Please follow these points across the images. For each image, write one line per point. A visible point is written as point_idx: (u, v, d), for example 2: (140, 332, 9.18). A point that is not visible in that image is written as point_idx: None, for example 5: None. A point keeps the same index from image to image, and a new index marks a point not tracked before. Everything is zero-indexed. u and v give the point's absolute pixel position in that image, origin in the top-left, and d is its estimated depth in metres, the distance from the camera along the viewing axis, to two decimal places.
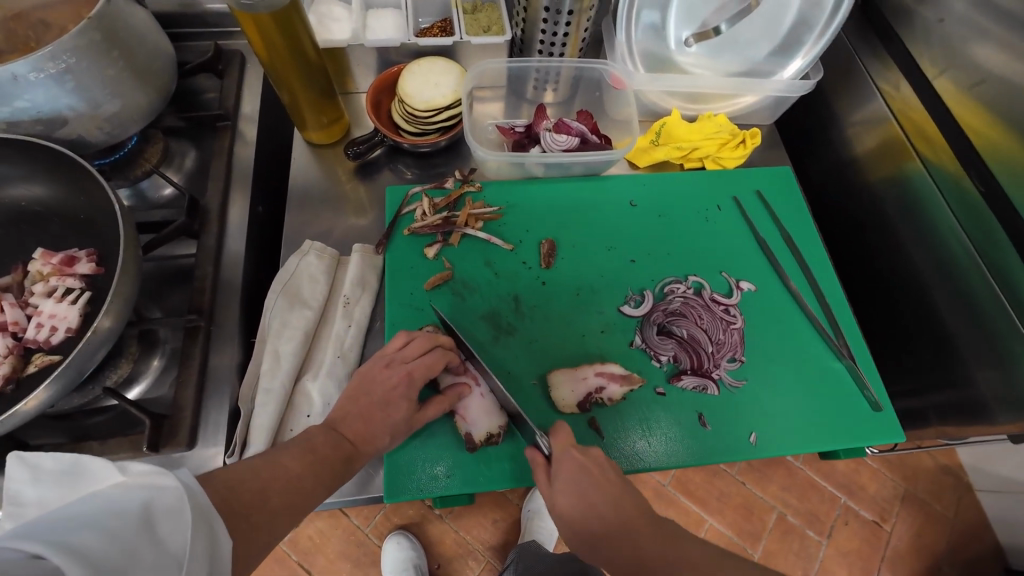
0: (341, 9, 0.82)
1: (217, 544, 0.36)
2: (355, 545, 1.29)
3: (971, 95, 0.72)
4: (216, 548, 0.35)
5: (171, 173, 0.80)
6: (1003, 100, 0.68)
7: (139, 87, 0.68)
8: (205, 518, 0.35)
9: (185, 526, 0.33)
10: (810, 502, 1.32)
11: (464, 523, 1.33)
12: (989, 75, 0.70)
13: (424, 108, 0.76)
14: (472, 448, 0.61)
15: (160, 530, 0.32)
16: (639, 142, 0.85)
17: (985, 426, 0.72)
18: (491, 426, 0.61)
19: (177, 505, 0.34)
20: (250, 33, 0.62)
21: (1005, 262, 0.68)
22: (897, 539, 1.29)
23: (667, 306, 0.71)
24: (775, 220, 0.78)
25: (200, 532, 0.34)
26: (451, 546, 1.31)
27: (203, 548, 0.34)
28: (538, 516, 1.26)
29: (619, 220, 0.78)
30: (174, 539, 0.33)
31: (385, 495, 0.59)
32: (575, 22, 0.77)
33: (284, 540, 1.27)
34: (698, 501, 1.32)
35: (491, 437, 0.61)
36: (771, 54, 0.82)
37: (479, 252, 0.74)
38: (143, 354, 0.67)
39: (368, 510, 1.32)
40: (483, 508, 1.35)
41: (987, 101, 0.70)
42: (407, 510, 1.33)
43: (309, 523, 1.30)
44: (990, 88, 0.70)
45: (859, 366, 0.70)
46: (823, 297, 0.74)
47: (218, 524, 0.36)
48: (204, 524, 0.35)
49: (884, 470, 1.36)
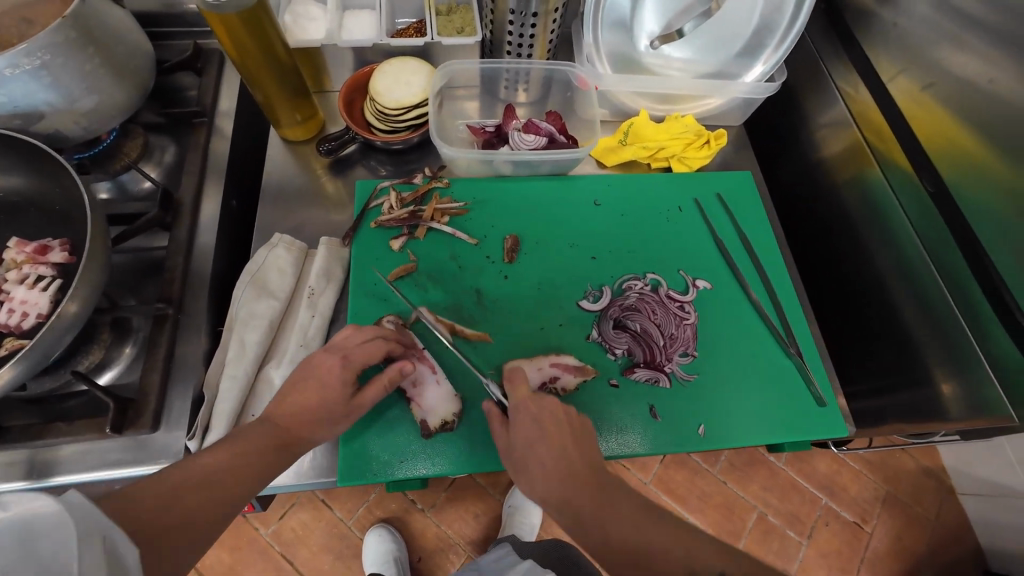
0: (317, 9, 0.84)
1: (116, 553, 0.36)
2: (338, 538, 1.31)
3: (925, 96, 0.75)
4: (117, 554, 0.36)
5: (150, 167, 0.83)
6: (957, 97, 0.71)
7: (116, 84, 0.70)
8: (97, 531, 0.35)
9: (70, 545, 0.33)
10: (790, 502, 1.33)
11: (446, 517, 1.35)
12: (940, 77, 0.73)
13: (393, 107, 0.78)
14: (427, 433, 0.63)
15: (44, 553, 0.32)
16: (607, 141, 0.86)
17: (936, 424, 0.71)
18: (446, 414, 0.64)
19: (56, 530, 0.33)
20: (219, 32, 0.64)
21: (952, 262, 0.70)
22: (877, 540, 1.30)
23: (624, 301, 0.73)
24: (734, 222, 0.82)
25: (91, 546, 0.34)
26: (432, 540, 1.33)
27: (99, 558, 0.34)
28: (519, 511, 1.27)
29: (582, 218, 0.81)
30: (57, 563, 0.32)
31: (338, 479, 0.61)
32: (541, 24, 0.79)
33: (268, 530, 1.30)
34: (678, 499, 1.33)
35: (445, 424, 0.64)
36: (736, 57, 0.84)
37: (444, 247, 0.76)
38: (115, 341, 0.69)
39: (352, 502, 1.35)
40: (466, 502, 1.37)
41: (941, 100, 0.73)
42: (390, 504, 1.35)
43: (294, 515, 1.32)
44: (940, 90, 0.73)
45: (807, 363, 0.73)
46: (776, 295, 0.77)
47: (116, 531, 0.36)
48: (96, 538, 0.35)
49: (866, 471, 1.37)
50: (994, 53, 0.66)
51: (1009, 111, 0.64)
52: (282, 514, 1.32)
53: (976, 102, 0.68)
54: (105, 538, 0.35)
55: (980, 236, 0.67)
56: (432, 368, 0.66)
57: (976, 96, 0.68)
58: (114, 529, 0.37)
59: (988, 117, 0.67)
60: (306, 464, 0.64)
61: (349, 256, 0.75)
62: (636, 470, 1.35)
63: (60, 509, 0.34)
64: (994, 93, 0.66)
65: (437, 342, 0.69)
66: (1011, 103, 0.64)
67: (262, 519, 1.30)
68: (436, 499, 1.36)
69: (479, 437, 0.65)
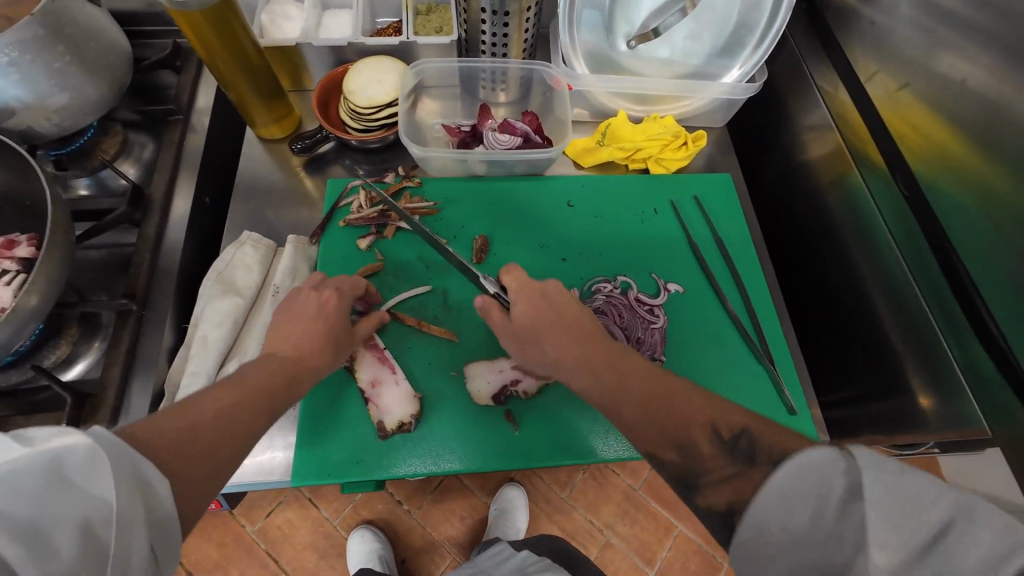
0: (295, 9, 0.84)
1: (150, 486, 0.35)
2: (323, 537, 1.31)
3: (899, 97, 0.74)
4: (151, 487, 0.35)
5: (127, 163, 0.83)
6: (934, 94, 0.69)
7: (89, 80, 0.71)
8: (129, 467, 0.34)
9: (102, 478, 0.33)
10: None
11: (432, 519, 1.34)
12: (913, 77, 0.72)
13: (366, 105, 0.78)
14: (382, 435, 0.63)
15: (77, 485, 0.32)
16: (584, 142, 0.86)
17: (916, 436, 0.68)
18: (403, 414, 0.64)
19: (87, 463, 0.33)
20: (186, 29, 0.64)
21: (929, 269, 0.69)
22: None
23: (592, 304, 0.73)
24: (710, 225, 0.81)
25: (124, 479, 0.34)
26: (417, 542, 1.31)
27: (131, 489, 0.34)
28: (504, 515, 1.25)
29: (554, 219, 0.80)
30: (93, 492, 0.32)
31: (292, 479, 0.61)
32: (514, 23, 0.78)
33: (254, 528, 1.30)
34: (668, 508, 1.34)
35: (402, 425, 0.63)
36: (714, 57, 0.82)
37: (413, 246, 0.76)
38: (83, 336, 0.70)
39: (338, 502, 1.34)
40: (453, 504, 1.36)
41: (919, 99, 0.71)
42: (377, 505, 1.35)
43: (280, 513, 1.32)
44: (917, 89, 0.71)
45: (779, 371, 0.71)
46: (751, 300, 0.76)
47: (151, 466, 0.36)
48: (126, 472, 0.34)
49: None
50: (973, 49, 0.64)
51: (986, 108, 0.63)
52: (268, 512, 1.32)
53: (951, 96, 0.67)
54: (138, 473, 0.35)
55: (948, 234, 0.67)
56: (389, 367, 0.66)
57: (950, 91, 0.67)
58: (150, 464, 0.36)
59: (964, 114, 0.65)
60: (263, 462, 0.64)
61: (317, 254, 0.75)
62: (626, 476, 1.36)
63: (88, 442, 0.33)
64: (971, 90, 0.65)
65: (400, 343, 0.69)
66: (987, 100, 0.63)
67: (249, 515, 1.31)
68: (422, 501, 1.35)
69: (440, 439, 0.64)
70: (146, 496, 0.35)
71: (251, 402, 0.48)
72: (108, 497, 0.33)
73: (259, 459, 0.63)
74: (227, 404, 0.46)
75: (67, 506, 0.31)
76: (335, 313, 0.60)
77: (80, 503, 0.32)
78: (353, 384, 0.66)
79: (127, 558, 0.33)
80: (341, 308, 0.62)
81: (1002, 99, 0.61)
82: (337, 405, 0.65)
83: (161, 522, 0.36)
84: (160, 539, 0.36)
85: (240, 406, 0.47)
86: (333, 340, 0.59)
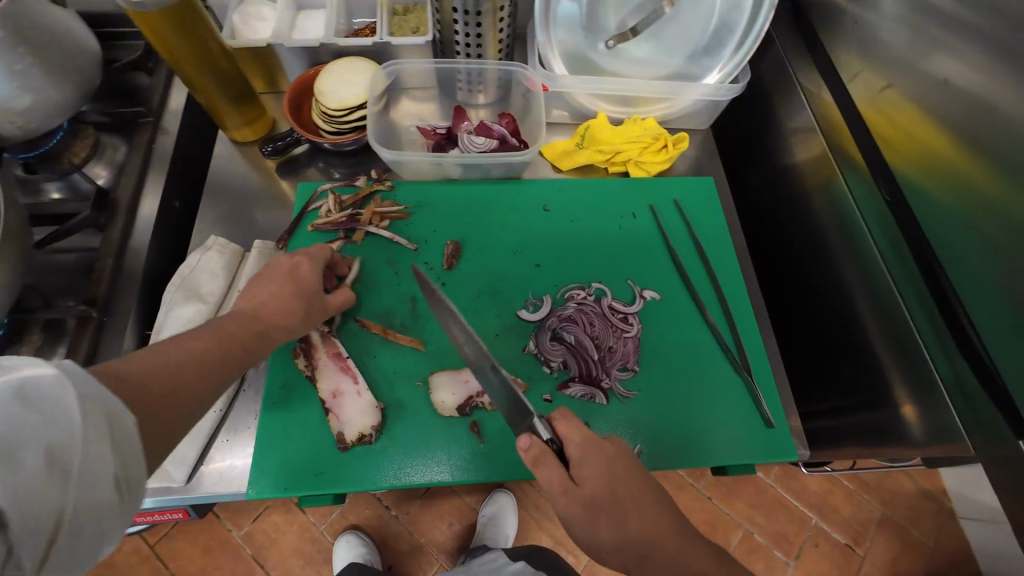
0: (268, 9, 0.83)
1: (119, 424, 0.33)
2: (309, 543, 1.22)
3: (881, 98, 0.72)
4: (120, 430, 0.33)
5: (101, 166, 0.81)
6: (917, 94, 0.67)
7: (54, 83, 0.69)
8: (99, 404, 0.32)
9: (70, 411, 0.30)
10: (777, 521, 1.25)
11: (420, 526, 1.26)
12: (895, 79, 0.70)
13: (336, 107, 0.76)
14: (343, 448, 0.62)
15: (41, 417, 0.29)
16: (563, 145, 0.84)
17: (901, 451, 0.66)
18: (364, 425, 0.62)
19: (55, 395, 0.30)
20: (145, 30, 0.63)
21: (911, 277, 0.67)
22: (871, 564, 1.21)
23: (563, 312, 0.71)
24: (690, 230, 0.78)
25: (92, 415, 0.31)
26: (405, 545, 1.24)
27: (101, 425, 0.31)
28: (494, 523, 1.20)
29: (529, 225, 0.78)
30: (60, 426, 0.30)
31: (247, 492, 0.60)
32: (486, 23, 0.76)
33: (240, 532, 1.20)
34: None
35: (363, 436, 0.62)
36: (696, 57, 0.80)
37: (382, 251, 0.74)
38: (47, 342, 0.66)
39: (325, 506, 1.24)
40: (441, 508, 1.28)
41: (903, 99, 0.69)
42: (365, 509, 1.25)
43: (267, 516, 1.22)
44: (901, 89, 0.69)
45: (756, 381, 0.69)
46: (730, 309, 0.74)
47: (117, 404, 0.33)
48: (95, 407, 0.31)
49: (860, 491, 1.29)
50: (965, 49, 0.61)
51: (974, 108, 0.60)
52: (255, 515, 1.22)
53: (936, 94, 0.64)
54: (109, 410, 0.32)
55: (930, 239, 0.65)
56: (351, 374, 0.65)
57: (934, 89, 0.65)
58: (114, 402, 0.33)
59: (947, 112, 0.63)
60: (223, 472, 0.62)
61: None
62: None
63: (56, 374, 0.30)
64: (959, 90, 0.62)
65: (364, 352, 0.67)
66: (977, 100, 0.60)
67: (235, 519, 1.21)
68: (410, 505, 1.26)
69: (400, 452, 0.62)
70: (115, 434, 0.32)
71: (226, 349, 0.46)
72: (76, 430, 0.30)
73: (215, 470, 0.62)
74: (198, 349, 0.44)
75: (29, 435, 0.28)
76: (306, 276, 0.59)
77: (44, 434, 0.29)
78: (314, 394, 0.65)
79: (93, 495, 0.31)
80: (314, 274, 0.60)
81: (992, 99, 0.58)
82: (296, 415, 0.64)
83: (128, 469, 0.33)
84: (127, 478, 0.33)
85: (215, 357, 0.45)
86: (305, 303, 0.57)
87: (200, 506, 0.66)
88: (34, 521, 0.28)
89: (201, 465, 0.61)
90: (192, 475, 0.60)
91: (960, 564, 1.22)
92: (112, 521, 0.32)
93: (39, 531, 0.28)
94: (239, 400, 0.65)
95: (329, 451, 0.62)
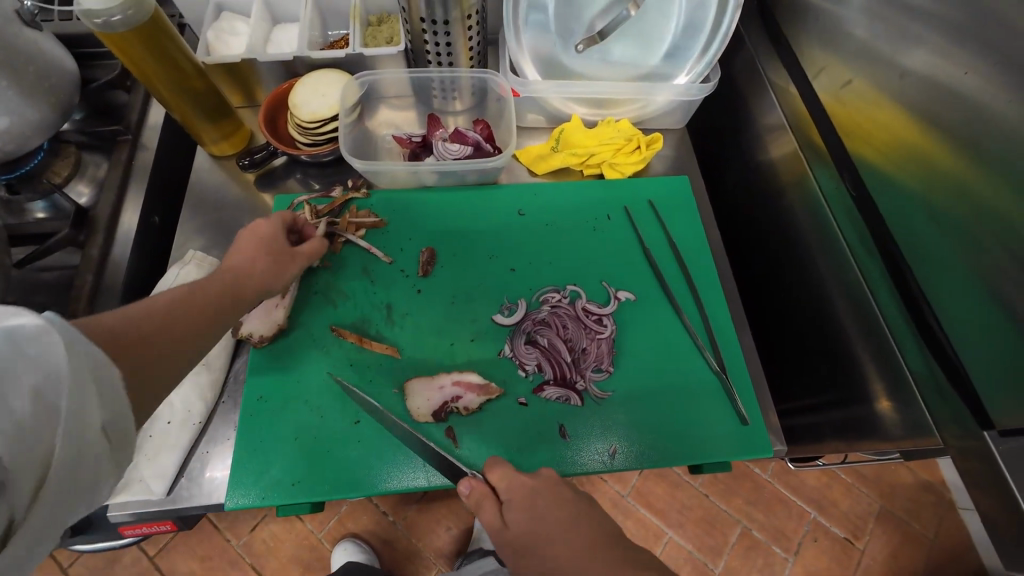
0: (242, 24, 0.84)
1: (102, 371, 0.34)
2: (308, 550, 1.21)
3: (844, 94, 0.73)
4: (104, 378, 0.35)
5: (83, 184, 0.81)
6: (880, 87, 0.68)
7: (30, 104, 0.70)
8: (86, 355, 0.33)
9: (57, 355, 0.32)
10: (775, 516, 1.24)
11: (418, 531, 1.26)
12: (856, 74, 0.71)
13: (309, 119, 0.77)
14: (256, 344, 0.67)
15: (33, 358, 0.31)
16: (538, 149, 0.84)
17: (879, 444, 0.67)
18: (256, 329, 0.67)
19: (40, 339, 0.31)
20: (117, 50, 0.64)
21: (877, 272, 0.67)
22: (870, 558, 1.20)
23: (537, 315, 0.72)
24: (664, 231, 0.79)
25: (80, 362, 0.33)
26: (403, 552, 1.23)
27: (85, 369, 0.33)
28: None
29: (503, 228, 0.78)
30: (47, 366, 0.31)
31: (225, 502, 0.61)
32: (455, 31, 0.76)
33: (240, 542, 1.21)
34: (658, 514, 1.25)
35: (250, 335, 0.67)
36: (667, 57, 0.80)
37: (358, 261, 0.75)
38: None
39: (323, 514, 1.25)
40: (440, 512, 1.27)
41: (864, 96, 0.70)
42: (363, 517, 1.26)
43: (265, 525, 1.22)
44: (864, 83, 0.70)
45: (730, 377, 0.70)
46: (704, 306, 0.74)
47: (99, 351, 0.35)
48: (81, 353, 0.33)
49: (858, 485, 1.28)
50: (932, 40, 0.60)
51: (932, 98, 0.61)
52: (253, 525, 1.22)
53: (896, 85, 0.65)
54: (92, 357, 0.34)
55: (895, 234, 0.65)
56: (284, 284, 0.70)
57: (895, 81, 0.66)
58: (99, 350, 0.35)
59: (908, 103, 0.64)
60: (201, 482, 0.62)
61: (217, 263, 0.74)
62: (613, 482, 1.28)
63: (43, 321, 0.32)
64: (917, 82, 0.63)
65: (340, 360, 0.68)
66: (945, 90, 0.59)
67: (234, 529, 1.21)
68: (408, 511, 1.27)
69: (375, 459, 0.63)
70: (98, 380, 0.34)
71: (195, 301, 0.49)
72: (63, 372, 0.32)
73: (195, 482, 0.62)
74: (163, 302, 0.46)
75: (19, 371, 0.30)
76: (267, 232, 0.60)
77: (34, 372, 0.30)
78: (288, 404, 0.65)
79: (80, 434, 0.32)
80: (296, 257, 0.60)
81: (960, 90, 0.57)
82: (272, 427, 0.64)
83: (117, 413, 0.36)
84: (113, 421, 0.35)
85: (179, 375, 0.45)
86: (269, 249, 0.60)
87: (186, 517, 0.67)
88: (25, 457, 0.29)
89: (181, 477, 0.62)
90: (172, 487, 0.61)
91: (961, 555, 1.22)
92: (101, 459, 0.34)
93: (29, 465, 0.30)
94: (218, 413, 0.66)
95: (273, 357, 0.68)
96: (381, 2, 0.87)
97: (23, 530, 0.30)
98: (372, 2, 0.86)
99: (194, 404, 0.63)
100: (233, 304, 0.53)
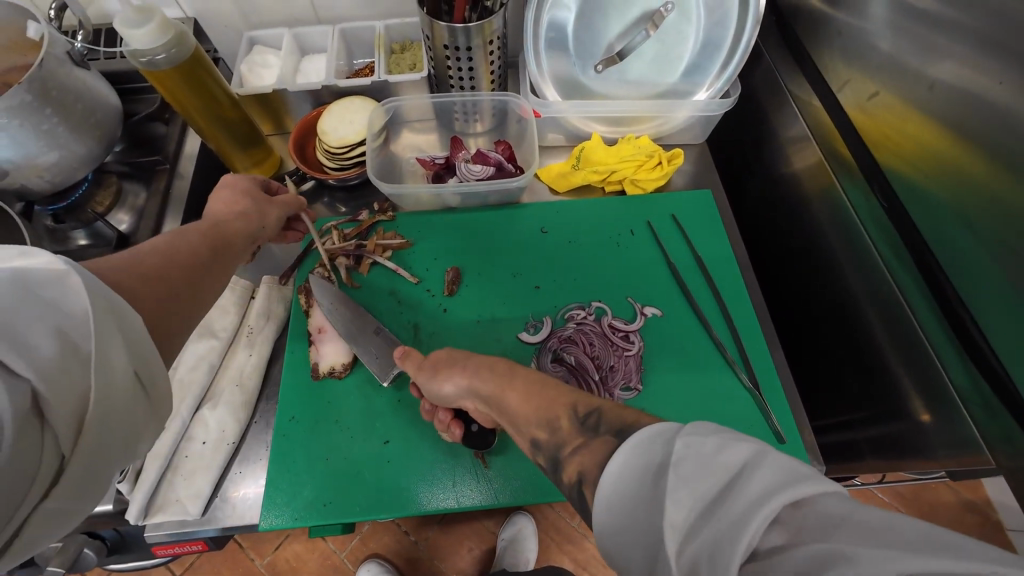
0: (272, 56, 0.87)
1: (123, 315, 0.34)
2: (330, 571, 1.21)
3: (870, 106, 0.72)
4: (122, 312, 0.34)
5: (123, 212, 0.85)
6: (907, 97, 0.66)
7: (77, 138, 0.74)
8: (101, 295, 0.33)
9: (76, 295, 0.32)
10: None
11: (440, 553, 1.24)
12: (882, 86, 0.70)
13: (338, 145, 0.79)
14: (339, 375, 0.69)
15: (50, 300, 0.30)
16: (559, 167, 0.85)
17: (921, 463, 0.65)
18: (335, 361, 0.69)
19: (57, 282, 0.31)
20: (160, 86, 0.68)
21: (910, 285, 0.66)
22: None
23: (563, 332, 0.72)
24: (689, 246, 0.79)
25: (99, 305, 0.33)
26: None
27: (108, 310, 0.33)
28: (514, 545, 1.15)
29: (527, 246, 0.79)
30: (70, 310, 0.31)
31: (258, 524, 0.61)
32: (477, 56, 0.78)
33: (263, 562, 1.21)
34: None
35: (333, 369, 0.69)
36: (685, 75, 0.81)
37: (384, 282, 0.76)
38: None
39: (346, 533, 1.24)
40: (461, 531, 1.26)
41: (891, 107, 0.69)
42: (385, 537, 1.25)
43: (289, 545, 1.22)
44: (890, 93, 0.69)
45: (764, 395, 0.68)
46: (733, 318, 0.73)
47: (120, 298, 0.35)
48: (97, 295, 0.33)
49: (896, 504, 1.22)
50: (960, 50, 0.59)
51: (965, 108, 0.59)
52: (276, 545, 1.22)
53: (925, 93, 0.64)
54: (113, 303, 0.34)
55: (933, 248, 0.64)
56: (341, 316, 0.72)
57: (924, 90, 0.64)
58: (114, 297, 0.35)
59: (940, 114, 0.62)
60: (233, 502, 0.63)
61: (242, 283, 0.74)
62: None
63: (58, 265, 0.31)
64: (947, 91, 0.61)
65: (369, 379, 0.69)
66: (971, 100, 0.59)
67: (257, 548, 1.21)
68: (431, 531, 1.25)
69: (402, 480, 0.63)
70: (122, 325, 0.34)
71: (189, 237, 0.48)
72: (84, 311, 0.32)
73: (228, 502, 0.63)
74: (162, 241, 0.45)
75: (39, 317, 0.29)
76: (237, 181, 0.61)
77: (54, 313, 0.30)
78: (320, 426, 0.66)
79: (112, 377, 0.32)
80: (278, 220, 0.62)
81: (992, 99, 0.56)
82: (302, 446, 0.65)
83: (143, 346, 0.36)
84: (145, 369, 0.36)
85: (204, 281, 0.46)
86: (249, 199, 0.59)
87: (216, 538, 0.68)
88: (59, 394, 0.29)
89: (216, 497, 0.63)
90: (207, 507, 0.62)
91: None
92: (138, 405, 0.35)
93: (68, 409, 0.30)
94: (251, 433, 0.67)
95: (322, 382, 0.69)
96: (404, 30, 0.90)
97: (60, 484, 0.30)
98: (395, 30, 0.90)
99: (229, 423, 0.65)
100: (228, 239, 0.52)
